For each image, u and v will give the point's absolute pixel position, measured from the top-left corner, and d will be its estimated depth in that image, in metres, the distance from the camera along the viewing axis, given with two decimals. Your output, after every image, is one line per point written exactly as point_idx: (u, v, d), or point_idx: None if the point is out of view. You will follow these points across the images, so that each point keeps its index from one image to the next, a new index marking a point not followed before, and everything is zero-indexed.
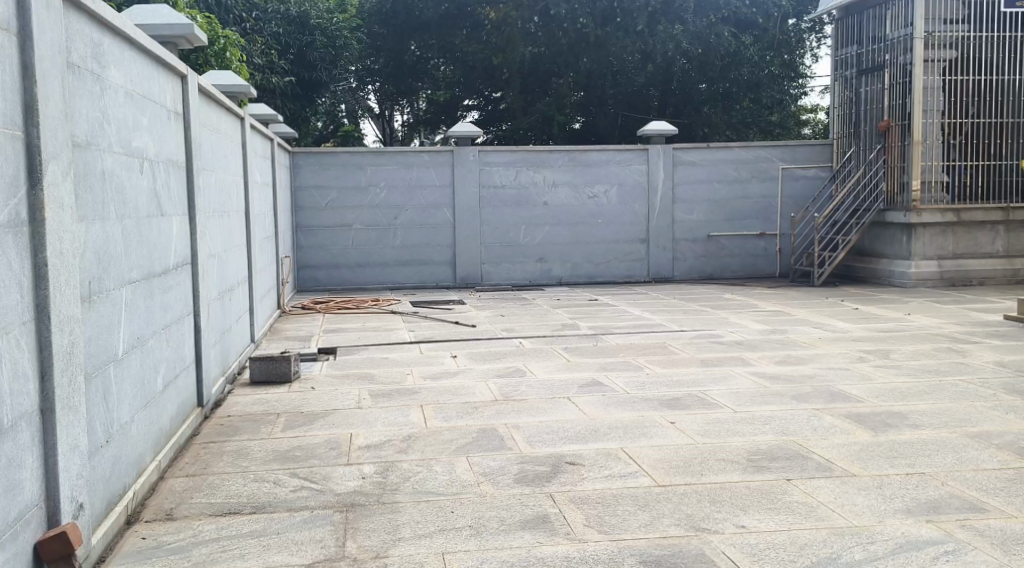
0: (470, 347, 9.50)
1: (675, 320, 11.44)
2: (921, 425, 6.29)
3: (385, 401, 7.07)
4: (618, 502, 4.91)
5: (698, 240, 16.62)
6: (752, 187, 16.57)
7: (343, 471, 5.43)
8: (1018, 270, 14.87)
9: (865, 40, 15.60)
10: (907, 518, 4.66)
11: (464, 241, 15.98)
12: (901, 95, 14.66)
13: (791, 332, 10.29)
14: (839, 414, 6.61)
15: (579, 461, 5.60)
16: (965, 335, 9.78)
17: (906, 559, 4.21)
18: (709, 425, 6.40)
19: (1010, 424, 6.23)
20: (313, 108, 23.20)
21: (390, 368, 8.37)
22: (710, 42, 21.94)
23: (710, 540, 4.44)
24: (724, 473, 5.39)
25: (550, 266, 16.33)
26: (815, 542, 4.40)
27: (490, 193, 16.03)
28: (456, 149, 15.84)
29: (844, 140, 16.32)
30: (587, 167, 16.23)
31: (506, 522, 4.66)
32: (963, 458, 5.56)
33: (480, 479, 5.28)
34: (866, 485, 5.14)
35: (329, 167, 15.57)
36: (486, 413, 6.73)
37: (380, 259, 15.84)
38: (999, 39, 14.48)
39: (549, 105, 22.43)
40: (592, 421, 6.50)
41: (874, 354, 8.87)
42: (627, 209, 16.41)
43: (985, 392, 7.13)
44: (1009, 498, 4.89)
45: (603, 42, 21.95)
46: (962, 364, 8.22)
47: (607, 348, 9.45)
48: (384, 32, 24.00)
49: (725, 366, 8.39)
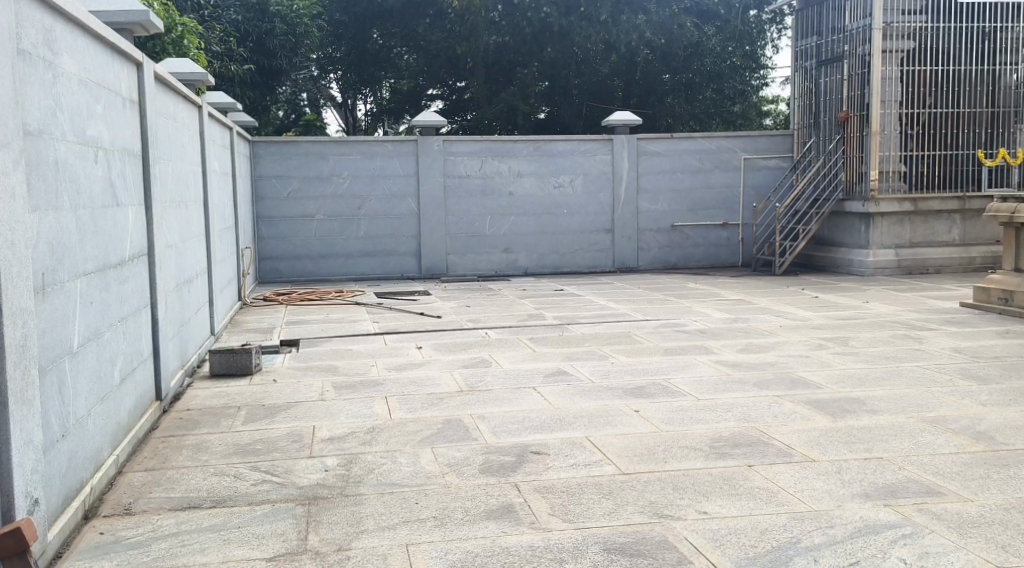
0: (434, 338, 9.47)
1: (639, 310, 11.49)
2: (879, 410, 6.38)
3: (349, 393, 7.04)
4: (582, 491, 4.93)
5: (662, 229, 16.70)
6: (715, 177, 16.67)
7: (307, 464, 5.41)
8: (974, 257, 15.07)
9: (824, 31, 15.75)
10: (865, 503, 4.72)
11: (428, 232, 15.93)
12: (859, 86, 14.85)
13: (753, 321, 10.38)
14: (800, 401, 6.67)
15: (544, 450, 5.61)
16: (922, 322, 9.91)
17: (865, 543, 4.25)
18: (672, 413, 6.44)
19: (966, 410, 6.33)
20: (272, 96, 22.93)
21: (352, 360, 8.32)
22: (673, 33, 22.47)
23: (673, 526, 4.47)
24: (687, 460, 5.42)
25: (515, 257, 16.33)
26: (775, 527, 4.44)
27: (454, 183, 15.98)
28: (420, 139, 15.78)
29: (804, 131, 16.48)
30: (552, 157, 16.25)
31: (470, 512, 4.66)
32: (920, 443, 5.64)
33: (445, 470, 5.27)
34: (825, 470, 5.20)
35: (291, 157, 15.45)
36: (450, 404, 6.72)
37: (343, 250, 15.74)
38: (955, 30, 14.65)
39: (513, 95, 22.25)
40: (557, 411, 6.51)
41: (834, 342, 8.96)
42: (592, 199, 16.45)
43: (942, 378, 7.24)
44: (965, 482, 4.97)
45: (567, 32, 21.92)
46: (919, 351, 8.34)
47: (571, 338, 9.46)
48: (347, 20, 23.91)
49: (688, 355, 8.45)
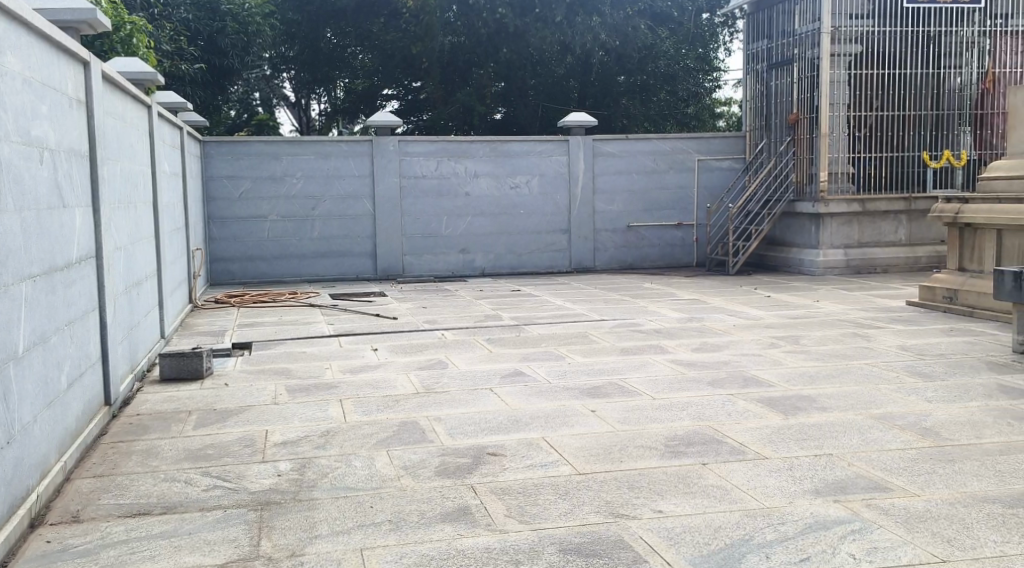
0: (391, 339, 9.44)
1: (596, 309, 11.55)
2: (829, 407, 6.48)
3: (302, 397, 6.99)
4: (538, 492, 4.94)
5: (617, 229, 16.80)
6: (670, 178, 16.80)
7: (259, 468, 5.36)
8: (919, 257, 15.35)
9: (775, 34, 15.97)
10: (816, 499, 4.80)
11: (384, 232, 15.85)
12: (809, 89, 15.08)
13: (707, 320, 10.49)
14: (752, 399, 6.76)
15: (501, 452, 5.62)
16: (870, 321, 10.09)
17: (816, 539, 4.32)
18: (628, 412, 6.48)
19: (912, 406, 6.46)
20: (224, 95, 22.71)
21: (307, 363, 8.26)
22: (627, 34, 22.31)
23: (628, 525, 4.50)
24: (642, 459, 5.47)
25: (471, 257, 16.31)
26: (728, 524, 4.50)
27: (410, 184, 15.92)
28: (375, 139, 15.71)
29: (756, 133, 16.70)
30: (508, 157, 16.27)
31: (426, 515, 4.65)
32: (869, 439, 5.74)
33: (400, 473, 5.26)
34: (777, 467, 5.28)
35: (243, 157, 15.29)
36: (406, 406, 6.71)
37: (297, 251, 15.61)
38: (901, 34, 14.92)
39: (469, 95, 22.30)
40: (513, 411, 6.53)
41: (786, 340, 9.09)
42: (548, 200, 16.49)
43: (890, 375, 7.38)
44: (912, 477, 5.06)
45: (522, 33, 21.86)
46: (868, 349, 8.49)
47: (528, 338, 9.48)
48: (300, 19, 23.47)
49: (644, 355, 8.51)
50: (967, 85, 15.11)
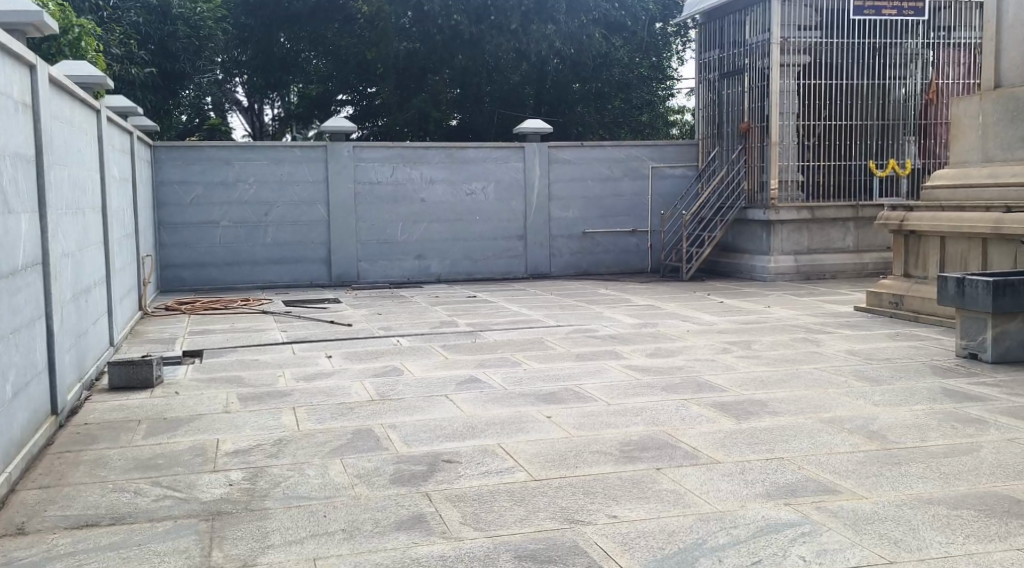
0: (345, 346, 9.39)
1: (551, 315, 11.59)
2: (780, 412, 6.57)
3: (254, 405, 6.92)
4: (494, 498, 4.94)
5: (573, 236, 16.87)
6: (624, 185, 16.93)
7: (210, 478, 5.29)
8: (866, 263, 15.60)
9: (726, 44, 16.18)
10: (768, 502, 4.86)
11: (338, 239, 15.75)
12: (759, 98, 15.31)
13: (661, 326, 10.58)
14: (705, 403, 6.83)
15: (455, 458, 5.61)
16: (819, 325, 10.25)
17: (766, 542, 4.37)
18: (583, 418, 6.51)
19: (859, 409, 6.59)
20: (175, 100, 22.41)
21: (259, 370, 8.18)
22: (582, 42, 22.25)
23: (584, 531, 4.52)
24: (596, 464, 5.49)
25: (428, 263, 16.25)
26: (682, 528, 4.54)
27: (364, 190, 15.85)
28: (329, 144, 15.62)
29: (708, 141, 16.92)
30: (464, 164, 16.27)
31: (380, 524, 4.62)
32: (819, 442, 5.84)
33: (354, 482, 5.23)
34: (730, 471, 5.33)
35: (194, 162, 15.11)
36: (360, 413, 6.67)
37: (249, 257, 15.45)
38: (849, 45, 15.20)
39: (425, 101, 22.13)
40: (469, 418, 6.53)
41: (738, 345, 9.21)
42: (504, 206, 16.52)
43: (839, 379, 7.49)
44: (860, 480, 5.15)
45: (477, 39, 21.82)
46: (817, 353, 8.62)
47: (484, 345, 9.48)
48: (252, 24, 23.14)
49: (599, 360, 8.55)
50: (911, 96, 15.49)
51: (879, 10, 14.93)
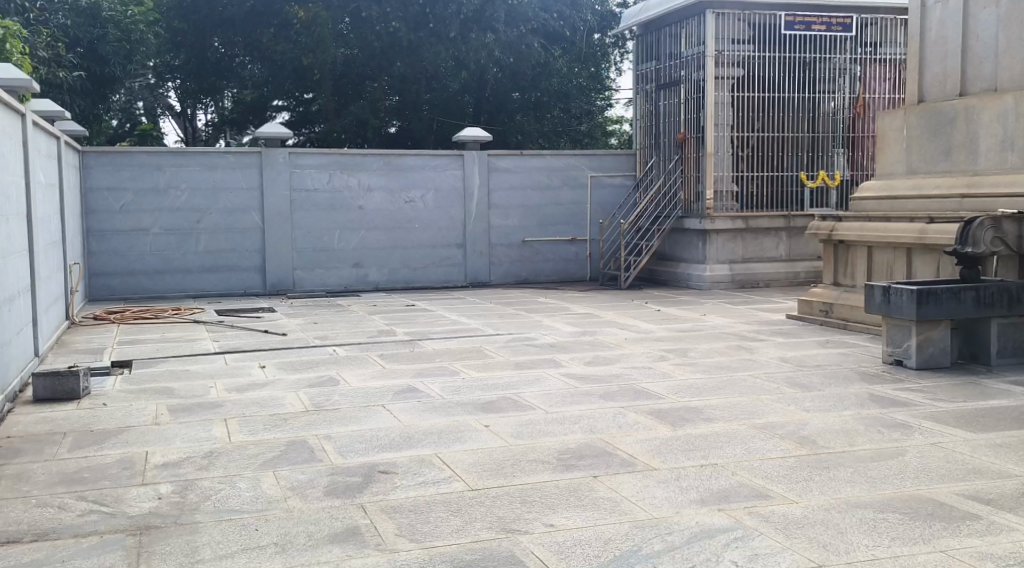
0: (279, 356, 9.26)
1: (491, 324, 11.58)
2: (715, 418, 6.65)
3: (184, 417, 6.78)
4: (430, 509, 4.91)
5: (512, 244, 16.91)
6: (563, 194, 17.03)
7: (138, 492, 5.17)
8: (799, 272, 15.85)
9: (662, 57, 16.39)
10: (701, 508, 4.91)
11: (273, 246, 15.55)
12: (694, 109, 15.55)
13: (599, 334, 10.64)
14: (642, 411, 6.87)
15: (391, 469, 5.57)
16: (753, 333, 10.41)
17: (699, 547, 4.42)
18: (522, 426, 6.52)
19: (792, 415, 6.69)
20: (105, 105, 21.93)
21: (190, 381, 8.01)
22: (521, 52, 22.48)
23: (520, 540, 4.51)
24: (534, 473, 5.50)
25: (365, 272, 16.13)
26: (619, 535, 4.56)
27: (300, 197, 15.69)
28: (264, 151, 15.43)
29: (646, 151, 17.12)
30: (402, 171, 16.20)
31: (314, 537, 4.56)
32: (751, 448, 5.92)
33: (287, 494, 5.15)
34: (666, 478, 5.37)
35: (124, 168, 14.81)
36: (293, 425, 6.57)
37: (181, 265, 15.18)
38: (780, 59, 15.52)
39: (363, 108, 21.99)
40: (406, 428, 6.49)
41: (674, 352, 9.30)
42: (443, 214, 16.48)
43: (771, 386, 7.61)
44: (791, 485, 5.23)
45: (415, 47, 21.73)
46: (751, 360, 8.76)
47: (422, 354, 9.44)
48: (185, 28, 22.65)
49: (538, 369, 8.57)
50: (839, 110, 15.86)
51: (809, 24, 15.41)
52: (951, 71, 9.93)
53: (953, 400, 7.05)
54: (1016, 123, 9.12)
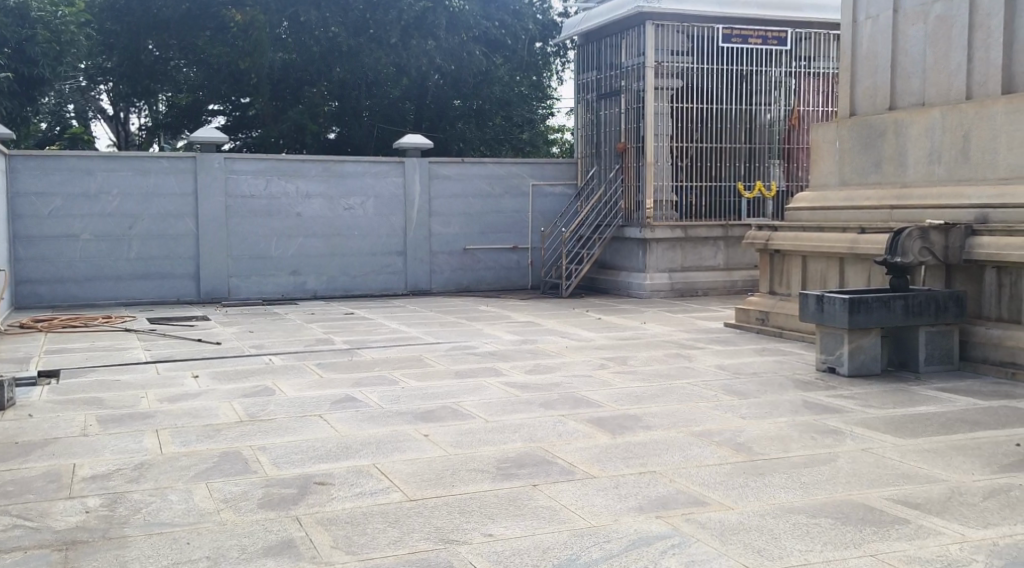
0: (214, 365, 9.09)
1: (431, 332, 11.51)
2: (653, 426, 6.69)
3: (114, 427, 6.61)
4: (368, 521, 4.85)
5: (453, 252, 16.85)
6: (504, 202, 17.04)
7: (64, 505, 5.02)
8: (736, 281, 16.06)
9: (604, 67, 16.50)
10: (639, 515, 4.92)
11: (208, 253, 15.29)
12: (634, 119, 15.70)
13: (540, 342, 10.65)
14: (582, 420, 6.89)
15: (328, 480, 5.49)
16: (690, 341, 10.52)
17: (637, 555, 4.43)
18: (461, 435, 6.48)
19: (728, 422, 6.76)
20: (34, 107, 21.35)
21: (121, 391, 7.82)
22: (462, 59, 22.48)
23: (458, 551, 4.48)
24: (473, 483, 5.46)
25: (304, 279, 15.93)
26: (557, 544, 4.55)
27: (237, 203, 15.46)
28: (200, 156, 15.19)
29: (587, 160, 17.22)
30: (341, 178, 16.06)
31: (247, 550, 4.47)
32: (688, 455, 5.96)
33: (220, 506, 5.04)
34: (604, 486, 5.39)
35: (53, 172, 14.45)
36: (227, 435, 6.45)
37: (112, 272, 14.83)
38: (718, 71, 15.73)
39: (301, 113, 21.74)
40: (344, 438, 6.41)
41: (614, 360, 9.36)
42: (384, 221, 16.38)
43: (709, 393, 7.69)
44: (728, 491, 5.29)
45: (355, 52, 21.56)
46: (688, 368, 8.84)
47: (361, 362, 9.35)
48: (117, 29, 22.18)
49: (478, 377, 8.54)
50: (775, 122, 16.14)
51: (745, 38, 15.68)
52: (881, 86, 10.16)
53: (884, 406, 7.20)
54: (943, 137, 9.35)
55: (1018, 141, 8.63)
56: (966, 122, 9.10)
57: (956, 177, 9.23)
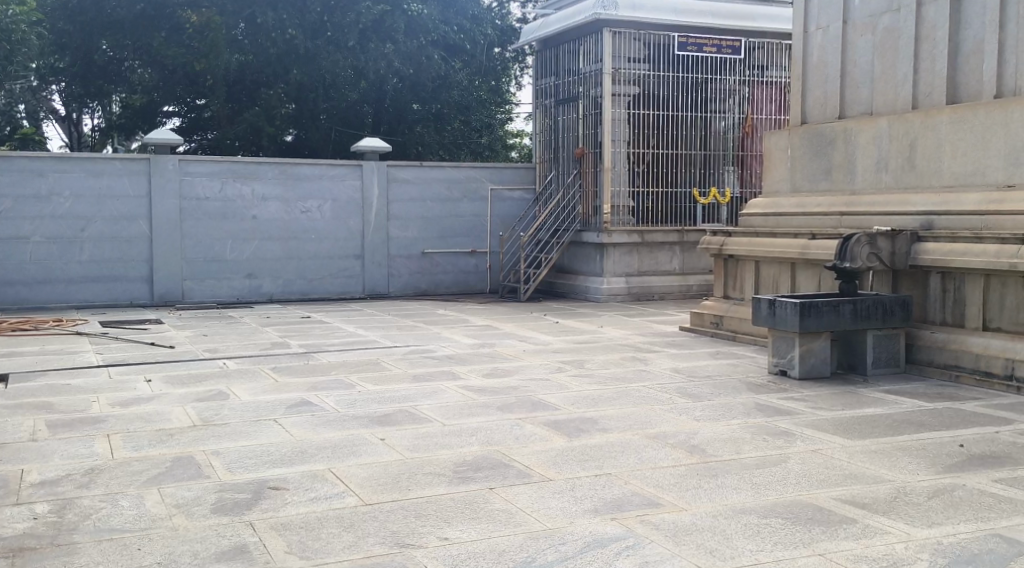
0: (167, 369, 8.99)
1: (388, 336, 11.48)
2: (609, 428, 6.74)
3: (64, 432, 6.51)
4: (322, 525, 4.84)
5: (411, 256, 16.82)
6: (463, 206, 17.05)
7: (12, 512, 4.94)
8: (691, 285, 16.20)
9: (561, 72, 16.59)
10: (594, 517, 4.96)
11: (161, 256, 15.11)
12: (592, 125, 15.79)
13: (497, 346, 10.68)
14: (538, 423, 6.92)
15: (283, 485, 5.46)
16: (646, 345, 10.61)
17: (592, 557, 4.46)
18: (418, 439, 6.48)
19: (683, 425, 6.83)
20: None
21: (71, 395, 7.71)
22: (421, 64, 22.32)
23: (413, 554, 4.48)
24: (429, 487, 5.46)
25: (259, 282, 15.80)
26: (512, 547, 4.57)
27: (191, 206, 15.30)
28: (153, 157, 15.02)
29: (545, 165, 17.28)
30: (298, 181, 15.96)
31: (200, 555, 4.44)
32: (643, 457, 6.02)
33: (173, 512, 4.99)
34: (560, 488, 5.42)
35: (3, 173, 14.19)
36: (181, 440, 6.40)
37: (63, 274, 14.59)
38: (675, 78, 15.90)
39: (256, 115, 21.65)
40: (299, 442, 6.38)
41: (571, 364, 9.40)
42: (341, 225, 16.30)
43: (664, 396, 7.77)
44: (681, 493, 5.34)
45: (313, 55, 21.38)
46: (644, 371, 8.92)
47: (317, 366, 9.30)
48: (70, 30, 21.76)
49: (435, 381, 8.53)
50: (730, 129, 16.34)
51: (701, 46, 15.85)
52: (832, 94, 10.35)
53: (833, 409, 7.32)
54: (889, 146, 9.54)
55: (961, 150, 8.84)
56: (912, 131, 9.29)
57: (904, 184, 9.42)
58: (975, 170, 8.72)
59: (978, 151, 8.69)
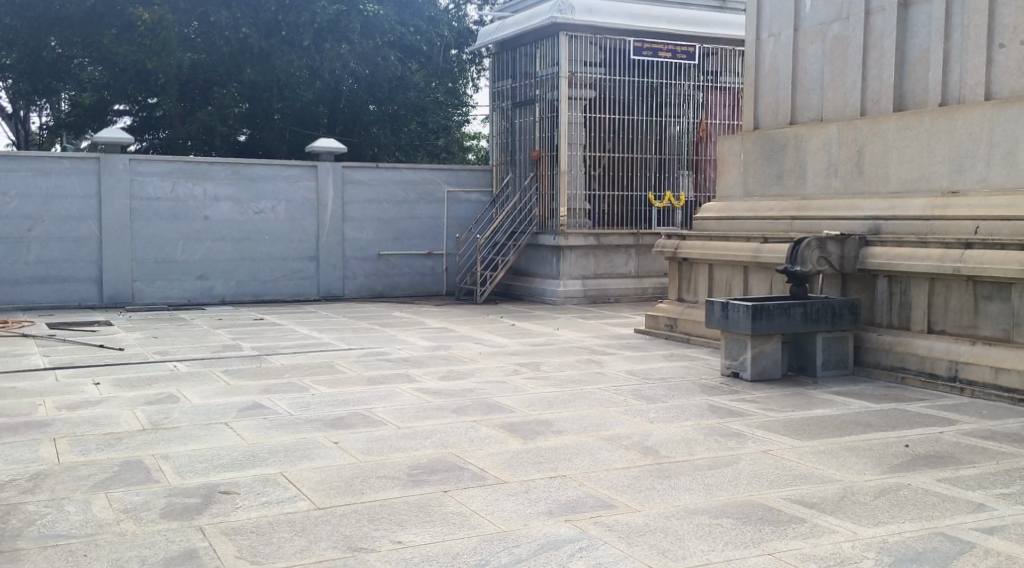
0: (117, 372, 8.84)
1: (343, 338, 11.41)
2: (564, 430, 6.77)
3: (8, 436, 6.38)
4: (274, 529, 4.79)
5: (367, 257, 16.74)
6: (419, 208, 17.00)
7: None
8: (647, 288, 16.32)
9: (518, 75, 16.61)
10: (548, 519, 4.97)
11: (111, 256, 14.86)
12: (549, 128, 15.83)
13: (453, 348, 10.66)
14: (494, 425, 6.92)
15: (234, 489, 5.40)
16: (602, 347, 10.65)
17: (546, 558, 4.48)
18: (372, 442, 6.44)
19: (637, 426, 6.88)
20: None
21: (16, 399, 7.55)
22: (377, 64, 22.34)
23: (366, 558, 4.46)
24: (383, 490, 5.44)
25: (211, 284, 15.60)
26: (466, 550, 4.56)
27: (142, 206, 15.08)
28: (103, 157, 14.79)
29: (502, 167, 17.29)
30: (251, 181, 15.81)
31: (148, 561, 4.37)
32: (597, 459, 6.05)
33: (121, 517, 4.91)
34: (515, 490, 5.43)
35: None
36: (130, 444, 6.30)
37: (8, 275, 14.29)
38: (631, 83, 16.01)
39: (209, 114, 21.36)
40: (251, 446, 6.30)
41: (526, 366, 9.41)
42: (295, 226, 16.17)
43: (618, 399, 7.81)
44: (634, 494, 5.37)
45: (266, 54, 21.12)
46: (599, 373, 8.96)
47: (271, 369, 9.21)
48: (18, 26, 21.08)
49: (390, 384, 8.48)
50: (685, 133, 16.51)
51: (655, 51, 15.98)
52: (784, 99, 10.48)
53: (784, 410, 7.41)
54: (839, 151, 9.69)
55: (908, 156, 9.02)
56: (861, 138, 9.45)
57: (854, 189, 9.58)
58: (921, 176, 8.90)
59: (923, 158, 8.88)
